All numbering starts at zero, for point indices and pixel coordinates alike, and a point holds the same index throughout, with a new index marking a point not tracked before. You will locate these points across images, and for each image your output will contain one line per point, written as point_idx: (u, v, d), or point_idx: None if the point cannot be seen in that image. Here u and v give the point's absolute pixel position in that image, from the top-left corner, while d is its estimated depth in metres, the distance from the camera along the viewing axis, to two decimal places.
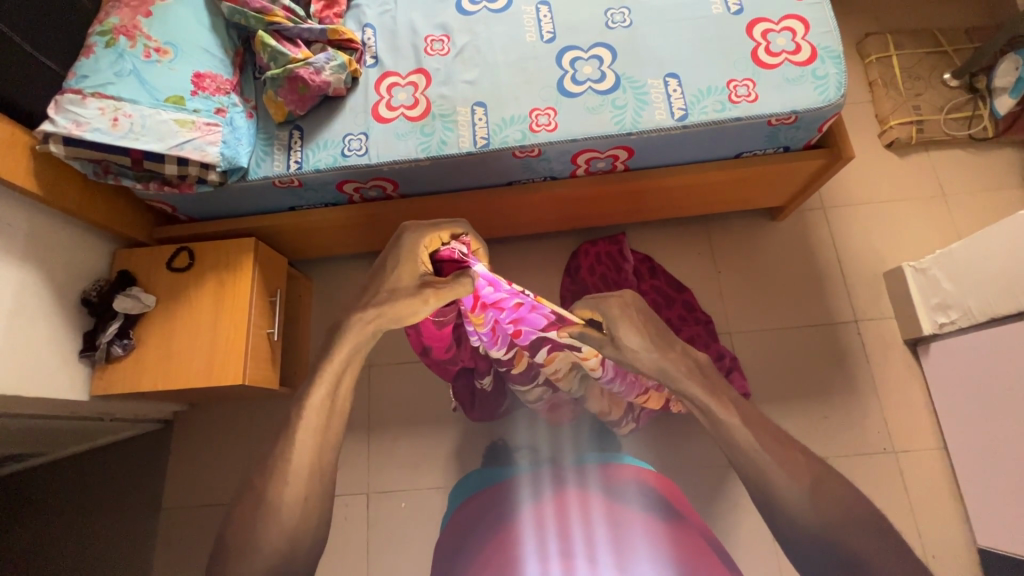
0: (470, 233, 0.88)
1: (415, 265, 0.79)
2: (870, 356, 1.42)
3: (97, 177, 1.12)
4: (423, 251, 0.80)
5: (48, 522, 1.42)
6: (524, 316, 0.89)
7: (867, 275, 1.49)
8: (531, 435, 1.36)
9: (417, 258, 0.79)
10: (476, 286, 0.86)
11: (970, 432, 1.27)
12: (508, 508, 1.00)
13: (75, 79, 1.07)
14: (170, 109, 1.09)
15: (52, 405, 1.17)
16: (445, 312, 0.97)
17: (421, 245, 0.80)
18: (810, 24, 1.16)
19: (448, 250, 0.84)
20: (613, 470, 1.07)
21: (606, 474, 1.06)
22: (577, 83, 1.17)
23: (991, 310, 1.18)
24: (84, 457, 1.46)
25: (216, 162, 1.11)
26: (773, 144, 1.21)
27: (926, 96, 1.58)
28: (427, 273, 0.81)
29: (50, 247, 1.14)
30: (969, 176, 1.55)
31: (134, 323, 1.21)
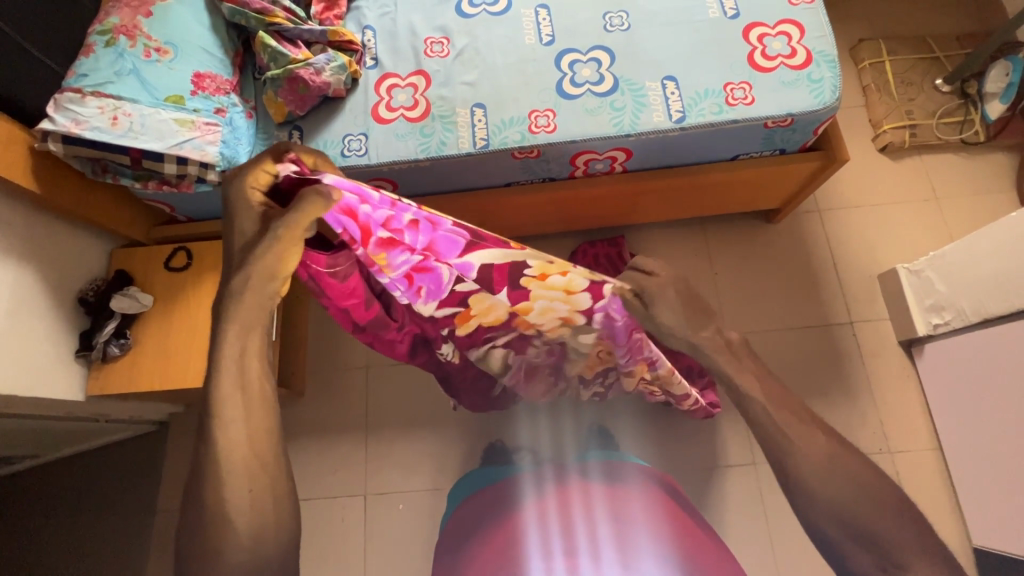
0: (297, 148, 0.75)
1: (251, 210, 0.71)
2: (866, 357, 1.44)
3: (96, 175, 1.12)
4: (257, 190, 0.72)
5: (40, 523, 1.41)
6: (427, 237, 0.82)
7: (862, 277, 1.50)
8: (534, 435, 1.36)
9: (254, 198, 0.72)
10: (348, 208, 0.76)
11: (963, 432, 1.28)
12: (510, 504, 1.01)
13: (74, 78, 1.07)
14: (169, 108, 1.10)
15: (47, 405, 1.16)
16: (336, 261, 0.86)
17: (246, 187, 0.71)
18: (806, 28, 1.17)
19: (284, 177, 0.73)
20: (616, 467, 1.07)
21: (608, 470, 1.06)
22: (575, 86, 1.18)
23: (984, 311, 1.20)
24: (79, 458, 1.45)
25: (215, 162, 1.10)
26: (769, 147, 1.23)
27: (919, 101, 1.60)
28: (271, 209, 0.73)
29: (47, 246, 1.13)
30: (961, 180, 1.57)
31: (131, 323, 1.20)
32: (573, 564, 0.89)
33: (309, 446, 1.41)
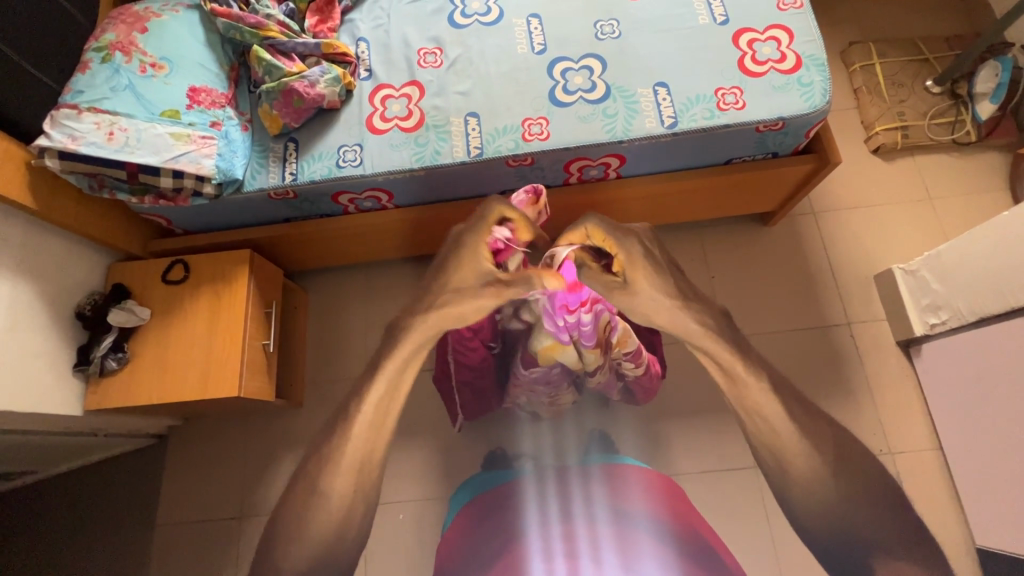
0: (515, 219, 0.94)
1: (474, 265, 0.89)
2: (864, 358, 1.44)
3: (93, 191, 1.13)
4: (483, 250, 0.90)
5: (39, 539, 1.40)
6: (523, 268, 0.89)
7: (858, 278, 1.51)
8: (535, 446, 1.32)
9: (479, 254, 0.90)
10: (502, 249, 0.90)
11: (963, 431, 1.28)
12: (513, 502, 1.02)
13: (70, 94, 1.09)
14: (165, 122, 1.10)
15: (45, 420, 1.16)
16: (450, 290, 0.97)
17: (478, 240, 0.92)
18: (795, 34, 1.19)
19: (495, 240, 0.91)
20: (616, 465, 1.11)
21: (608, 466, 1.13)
22: (568, 93, 1.19)
23: (980, 310, 1.20)
24: (77, 474, 1.45)
25: (211, 175, 1.11)
26: (763, 150, 1.24)
27: (910, 102, 1.61)
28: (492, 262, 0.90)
29: (45, 260, 1.14)
30: (954, 180, 1.58)
31: (129, 337, 1.20)
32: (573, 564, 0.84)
33: None
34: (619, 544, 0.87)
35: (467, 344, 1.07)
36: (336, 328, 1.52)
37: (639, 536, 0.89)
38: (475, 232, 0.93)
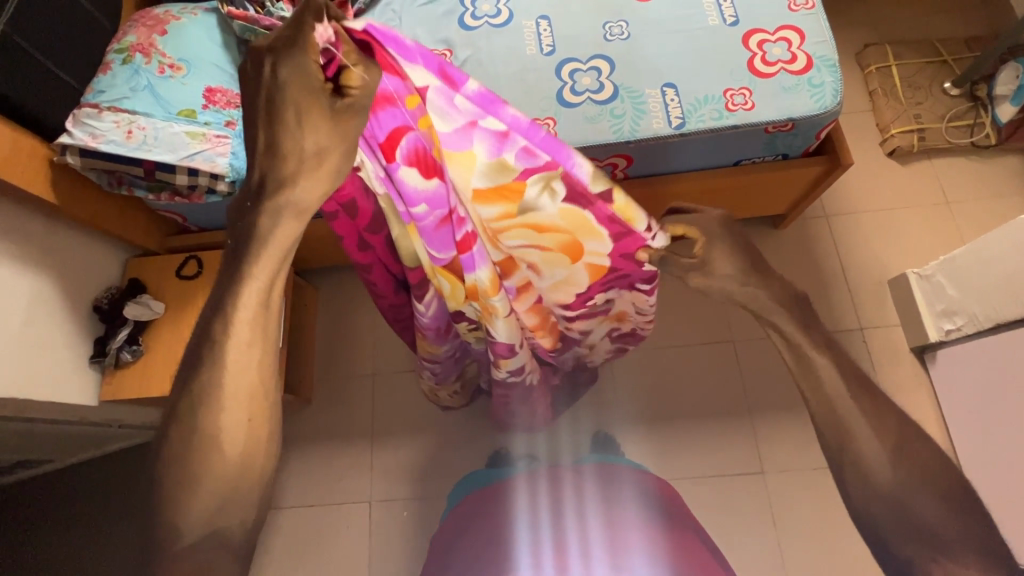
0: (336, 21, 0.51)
1: (313, 96, 0.51)
2: (876, 365, 1.41)
3: (112, 188, 1.16)
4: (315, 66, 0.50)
5: (54, 527, 1.44)
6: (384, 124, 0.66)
7: (870, 283, 1.48)
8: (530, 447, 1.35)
9: (316, 82, 0.51)
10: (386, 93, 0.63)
11: (977, 441, 1.25)
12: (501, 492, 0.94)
13: (92, 94, 1.12)
14: (181, 121, 1.13)
15: (63, 410, 1.20)
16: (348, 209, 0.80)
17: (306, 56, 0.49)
18: (806, 34, 1.18)
19: (327, 51, 0.51)
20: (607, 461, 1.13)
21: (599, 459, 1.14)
22: (576, 94, 1.20)
23: (996, 316, 1.17)
24: (92, 464, 1.49)
25: (224, 173, 1.14)
26: (772, 152, 1.23)
27: (927, 105, 1.58)
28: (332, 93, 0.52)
29: (66, 254, 1.18)
30: (973, 184, 1.55)
31: (143, 330, 1.23)
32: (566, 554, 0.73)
33: (320, 453, 1.45)
34: (610, 546, 0.73)
35: (362, 261, 0.90)
36: (344, 326, 1.55)
37: (628, 532, 0.75)
38: (295, 62, 0.49)
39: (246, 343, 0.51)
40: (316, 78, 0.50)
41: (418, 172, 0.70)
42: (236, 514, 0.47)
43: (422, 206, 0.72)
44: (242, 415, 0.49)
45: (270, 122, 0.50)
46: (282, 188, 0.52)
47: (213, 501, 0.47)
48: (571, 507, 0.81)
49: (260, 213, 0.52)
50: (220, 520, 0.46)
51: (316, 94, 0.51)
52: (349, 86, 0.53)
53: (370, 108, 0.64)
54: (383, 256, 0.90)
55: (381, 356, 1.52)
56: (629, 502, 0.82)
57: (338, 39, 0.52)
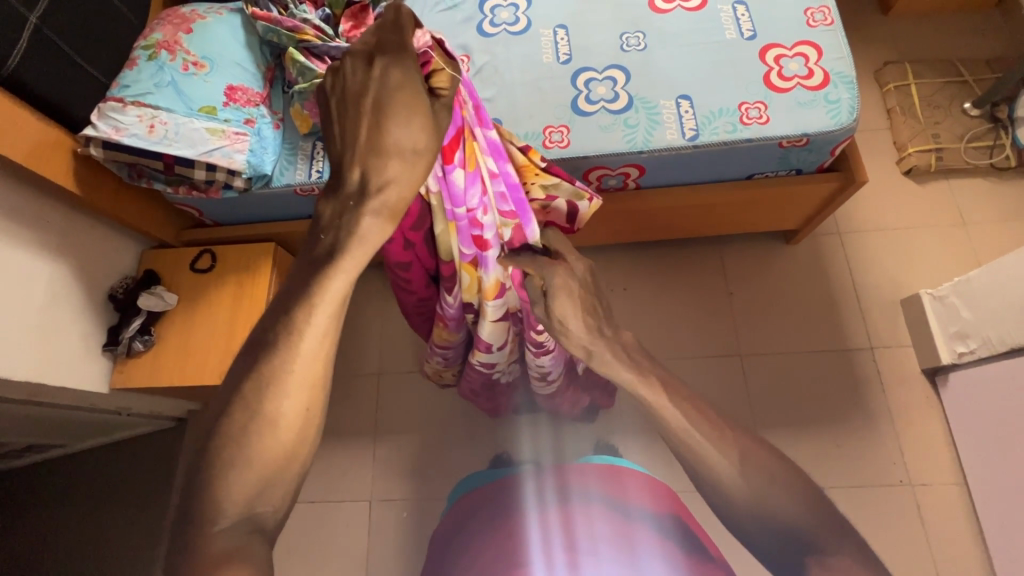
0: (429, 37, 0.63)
1: (417, 94, 0.56)
2: (886, 385, 1.39)
3: (132, 180, 1.19)
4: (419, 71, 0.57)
5: (63, 511, 1.47)
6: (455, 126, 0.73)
7: (882, 301, 1.46)
8: (533, 439, 1.38)
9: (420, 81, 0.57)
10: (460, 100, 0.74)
11: (988, 467, 1.22)
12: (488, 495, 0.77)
13: (117, 88, 1.15)
14: (202, 118, 1.16)
15: (74, 396, 1.22)
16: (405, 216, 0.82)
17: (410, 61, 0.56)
18: (823, 50, 1.17)
19: (423, 52, 0.62)
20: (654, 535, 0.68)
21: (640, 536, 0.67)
22: (590, 103, 1.20)
23: (1010, 341, 1.15)
24: (101, 450, 1.52)
25: (242, 169, 1.16)
26: (785, 167, 1.22)
27: (946, 124, 1.57)
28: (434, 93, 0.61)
29: (85, 244, 1.21)
30: (991, 206, 1.52)
31: (155, 320, 1.26)
32: (577, 562, 0.56)
33: (323, 449, 1.46)
34: (618, 547, 0.57)
35: (400, 258, 0.89)
36: (353, 325, 1.57)
37: (639, 527, 0.59)
38: (398, 59, 0.55)
39: (325, 332, 0.46)
40: (417, 74, 0.57)
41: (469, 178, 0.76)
42: (276, 498, 0.42)
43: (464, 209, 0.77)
44: (304, 405, 0.44)
45: (376, 120, 0.54)
46: (384, 189, 0.52)
47: (263, 480, 0.41)
48: (574, 489, 0.64)
49: (363, 211, 0.50)
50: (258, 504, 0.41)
51: (415, 85, 0.56)
52: (440, 87, 0.62)
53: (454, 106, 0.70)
54: (419, 253, 0.90)
55: (387, 356, 1.54)
56: (641, 486, 0.65)
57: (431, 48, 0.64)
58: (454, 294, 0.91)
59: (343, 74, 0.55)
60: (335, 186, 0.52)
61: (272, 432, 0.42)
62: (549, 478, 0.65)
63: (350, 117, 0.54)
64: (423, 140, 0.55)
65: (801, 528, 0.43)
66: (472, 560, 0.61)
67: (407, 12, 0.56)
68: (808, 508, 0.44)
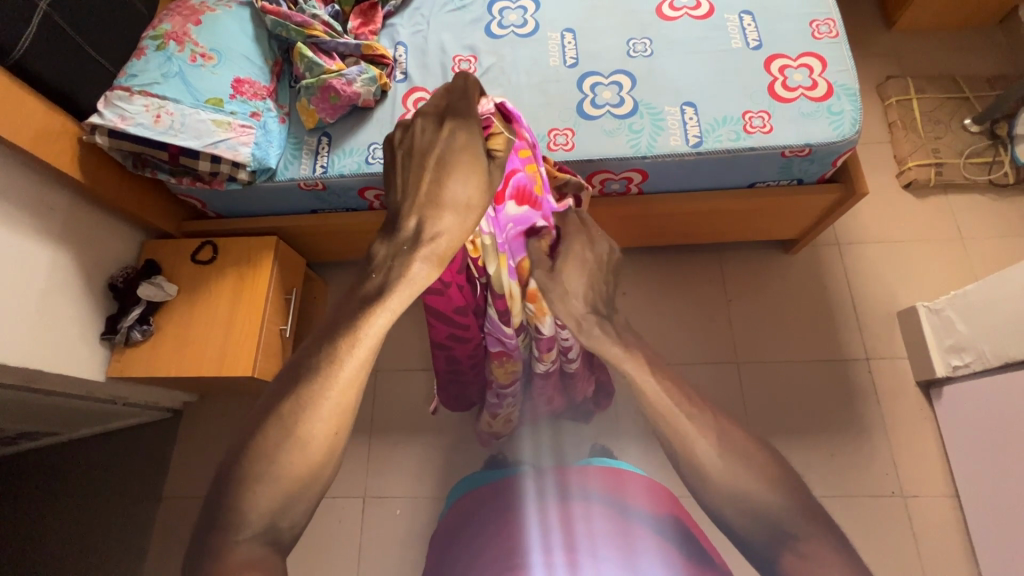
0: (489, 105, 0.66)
1: (478, 162, 0.55)
2: (881, 396, 1.40)
3: (136, 169, 1.19)
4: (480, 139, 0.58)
5: (54, 499, 1.46)
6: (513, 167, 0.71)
7: (879, 313, 1.47)
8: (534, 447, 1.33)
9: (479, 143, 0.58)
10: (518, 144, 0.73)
11: (981, 480, 1.23)
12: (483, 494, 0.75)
13: (125, 77, 1.15)
14: (209, 109, 1.16)
15: (70, 383, 1.22)
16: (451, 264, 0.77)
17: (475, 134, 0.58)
18: (827, 62, 1.19)
19: (484, 117, 0.65)
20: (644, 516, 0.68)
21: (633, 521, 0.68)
22: (596, 107, 1.21)
23: (1005, 355, 1.16)
24: (95, 440, 1.51)
25: (246, 162, 1.17)
26: (787, 176, 1.23)
27: (945, 140, 1.59)
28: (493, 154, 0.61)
29: (87, 232, 1.20)
30: (989, 221, 1.54)
31: (154, 310, 1.25)
32: (576, 561, 0.55)
33: None
34: (615, 540, 0.57)
35: (454, 305, 0.88)
36: None
37: (635, 522, 0.59)
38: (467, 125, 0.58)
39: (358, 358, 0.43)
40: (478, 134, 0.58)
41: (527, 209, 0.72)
42: None
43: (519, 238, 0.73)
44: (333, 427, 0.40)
45: (439, 172, 0.54)
46: (435, 238, 0.51)
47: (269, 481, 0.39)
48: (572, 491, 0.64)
49: (413, 257, 0.49)
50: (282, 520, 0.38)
51: (476, 148, 0.57)
52: (495, 147, 0.62)
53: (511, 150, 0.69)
54: (468, 297, 0.89)
55: (385, 353, 1.54)
56: (639, 485, 0.66)
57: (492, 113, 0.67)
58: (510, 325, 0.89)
59: (413, 133, 0.58)
60: (390, 231, 0.51)
61: (304, 450, 0.39)
62: (546, 477, 0.66)
63: (413, 168, 0.55)
64: (476, 196, 0.54)
65: (785, 515, 0.38)
66: (473, 560, 0.61)
67: (475, 80, 0.61)
68: (786, 493, 0.39)
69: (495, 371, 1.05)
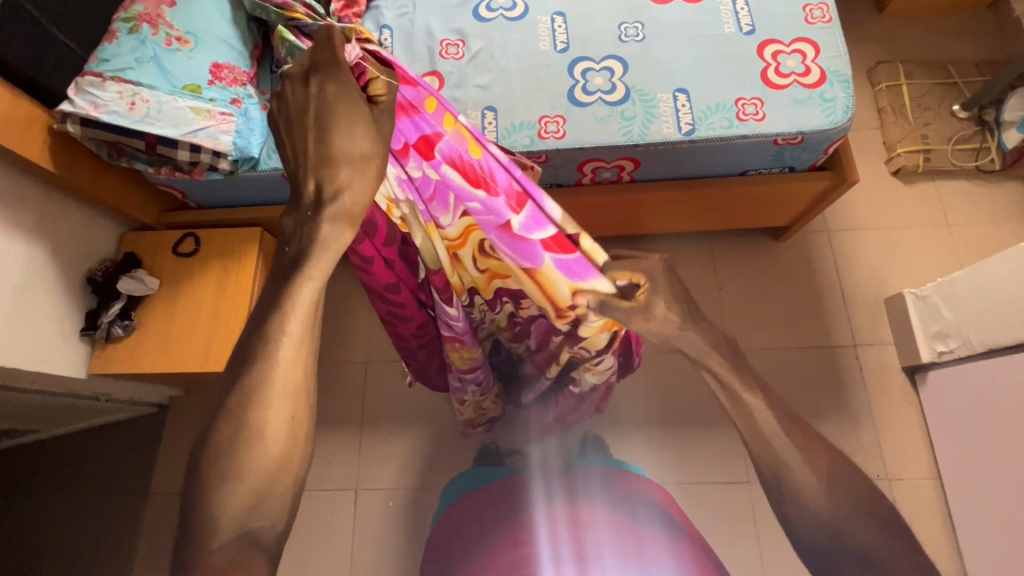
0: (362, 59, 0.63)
1: (358, 116, 0.58)
2: (867, 382, 1.42)
3: (112, 159, 1.14)
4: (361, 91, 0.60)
5: (38, 497, 1.44)
6: (409, 131, 0.66)
7: (867, 300, 1.49)
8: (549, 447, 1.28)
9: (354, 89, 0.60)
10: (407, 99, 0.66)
11: (963, 463, 1.26)
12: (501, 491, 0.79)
13: (95, 62, 1.10)
14: (186, 96, 1.12)
15: (51, 381, 1.18)
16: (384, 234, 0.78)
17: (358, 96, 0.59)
18: (820, 48, 1.17)
19: (353, 62, 0.62)
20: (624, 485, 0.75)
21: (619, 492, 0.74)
22: (587, 93, 1.19)
23: (990, 341, 1.18)
24: (78, 436, 1.48)
25: (227, 151, 1.14)
26: (778, 164, 1.23)
27: (934, 126, 1.59)
28: (373, 102, 0.61)
29: (62, 225, 1.16)
30: (975, 207, 1.55)
31: (136, 305, 1.22)
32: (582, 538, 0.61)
33: None
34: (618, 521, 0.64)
35: (390, 279, 0.86)
36: (341, 312, 1.55)
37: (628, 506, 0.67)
38: (338, 77, 0.58)
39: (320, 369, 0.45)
40: (352, 87, 0.59)
41: (458, 183, 0.67)
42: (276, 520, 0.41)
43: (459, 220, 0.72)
44: (288, 411, 0.46)
45: (322, 126, 0.56)
46: (339, 196, 0.54)
47: None
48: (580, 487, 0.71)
49: (321, 219, 0.52)
50: (255, 519, 0.42)
51: (352, 97, 0.58)
52: (377, 93, 0.62)
53: (400, 111, 0.66)
54: (404, 273, 0.87)
55: (375, 345, 1.53)
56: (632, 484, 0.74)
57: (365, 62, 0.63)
58: (453, 304, 0.84)
59: (286, 98, 0.59)
60: (294, 203, 0.55)
61: None
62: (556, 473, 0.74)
63: (297, 132, 0.57)
64: (369, 147, 0.57)
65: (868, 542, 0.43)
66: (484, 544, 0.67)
67: (336, 29, 0.59)
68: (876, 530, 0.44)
69: (450, 356, 0.96)
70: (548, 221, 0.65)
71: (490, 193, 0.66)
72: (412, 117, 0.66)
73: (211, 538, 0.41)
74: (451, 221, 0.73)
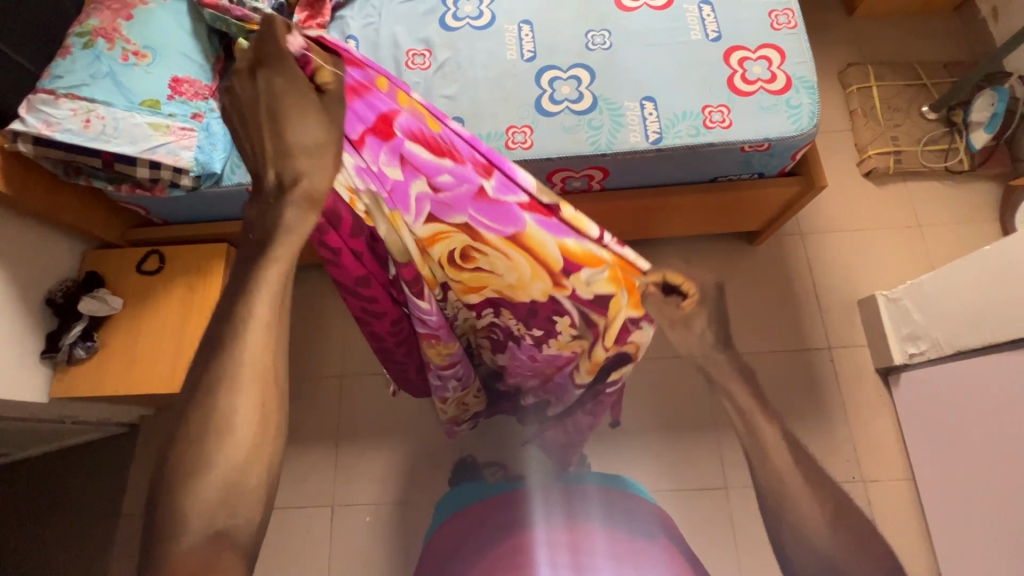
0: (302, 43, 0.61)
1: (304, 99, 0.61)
2: (842, 385, 1.42)
3: (68, 177, 1.12)
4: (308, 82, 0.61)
5: (4, 523, 1.40)
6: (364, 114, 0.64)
7: (840, 303, 1.49)
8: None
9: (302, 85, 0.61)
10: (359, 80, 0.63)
11: (936, 464, 1.27)
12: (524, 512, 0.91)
13: (48, 79, 1.07)
14: (144, 112, 1.09)
15: (11, 406, 1.15)
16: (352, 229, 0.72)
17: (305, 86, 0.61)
18: (786, 54, 1.17)
19: (297, 55, 0.61)
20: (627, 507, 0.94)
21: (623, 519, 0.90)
22: (554, 103, 1.18)
23: (959, 343, 1.19)
24: (46, 460, 1.45)
25: (188, 167, 1.11)
26: (747, 170, 1.23)
27: (904, 128, 1.60)
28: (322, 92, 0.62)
29: (19, 246, 1.13)
30: (944, 208, 1.57)
31: (98, 325, 1.19)
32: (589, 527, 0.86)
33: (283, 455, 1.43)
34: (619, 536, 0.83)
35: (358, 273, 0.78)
36: (314, 325, 1.53)
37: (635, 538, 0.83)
38: (278, 66, 0.60)
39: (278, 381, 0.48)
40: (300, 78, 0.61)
41: (423, 158, 0.66)
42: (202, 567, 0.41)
43: (427, 212, 0.70)
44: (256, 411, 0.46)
45: (273, 119, 0.59)
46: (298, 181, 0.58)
47: None
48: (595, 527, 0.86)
49: (283, 205, 0.56)
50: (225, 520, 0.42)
51: (301, 89, 0.61)
52: (324, 82, 0.62)
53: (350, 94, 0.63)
54: (370, 265, 0.79)
55: (350, 358, 1.51)
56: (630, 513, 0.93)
57: (308, 49, 0.61)
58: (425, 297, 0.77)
59: (237, 93, 0.61)
60: (256, 190, 0.58)
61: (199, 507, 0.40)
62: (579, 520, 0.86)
63: (251, 124, 0.60)
64: (322, 135, 0.60)
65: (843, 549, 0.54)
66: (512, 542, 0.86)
67: (278, 21, 0.60)
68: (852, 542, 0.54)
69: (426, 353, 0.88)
70: (520, 189, 0.65)
71: (455, 163, 0.66)
72: (368, 97, 0.64)
73: (178, 534, 0.41)
74: (419, 218, 0.71)
